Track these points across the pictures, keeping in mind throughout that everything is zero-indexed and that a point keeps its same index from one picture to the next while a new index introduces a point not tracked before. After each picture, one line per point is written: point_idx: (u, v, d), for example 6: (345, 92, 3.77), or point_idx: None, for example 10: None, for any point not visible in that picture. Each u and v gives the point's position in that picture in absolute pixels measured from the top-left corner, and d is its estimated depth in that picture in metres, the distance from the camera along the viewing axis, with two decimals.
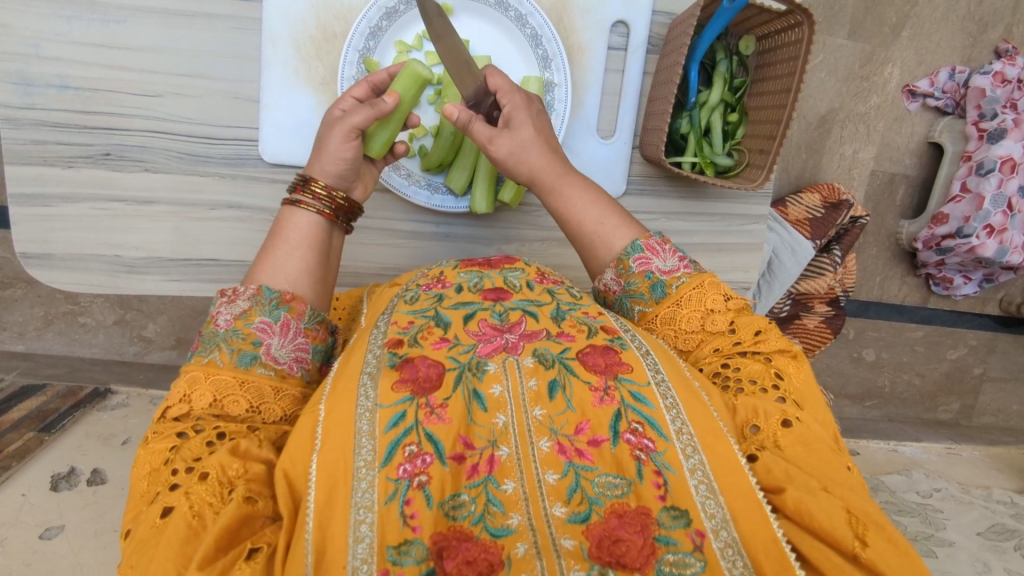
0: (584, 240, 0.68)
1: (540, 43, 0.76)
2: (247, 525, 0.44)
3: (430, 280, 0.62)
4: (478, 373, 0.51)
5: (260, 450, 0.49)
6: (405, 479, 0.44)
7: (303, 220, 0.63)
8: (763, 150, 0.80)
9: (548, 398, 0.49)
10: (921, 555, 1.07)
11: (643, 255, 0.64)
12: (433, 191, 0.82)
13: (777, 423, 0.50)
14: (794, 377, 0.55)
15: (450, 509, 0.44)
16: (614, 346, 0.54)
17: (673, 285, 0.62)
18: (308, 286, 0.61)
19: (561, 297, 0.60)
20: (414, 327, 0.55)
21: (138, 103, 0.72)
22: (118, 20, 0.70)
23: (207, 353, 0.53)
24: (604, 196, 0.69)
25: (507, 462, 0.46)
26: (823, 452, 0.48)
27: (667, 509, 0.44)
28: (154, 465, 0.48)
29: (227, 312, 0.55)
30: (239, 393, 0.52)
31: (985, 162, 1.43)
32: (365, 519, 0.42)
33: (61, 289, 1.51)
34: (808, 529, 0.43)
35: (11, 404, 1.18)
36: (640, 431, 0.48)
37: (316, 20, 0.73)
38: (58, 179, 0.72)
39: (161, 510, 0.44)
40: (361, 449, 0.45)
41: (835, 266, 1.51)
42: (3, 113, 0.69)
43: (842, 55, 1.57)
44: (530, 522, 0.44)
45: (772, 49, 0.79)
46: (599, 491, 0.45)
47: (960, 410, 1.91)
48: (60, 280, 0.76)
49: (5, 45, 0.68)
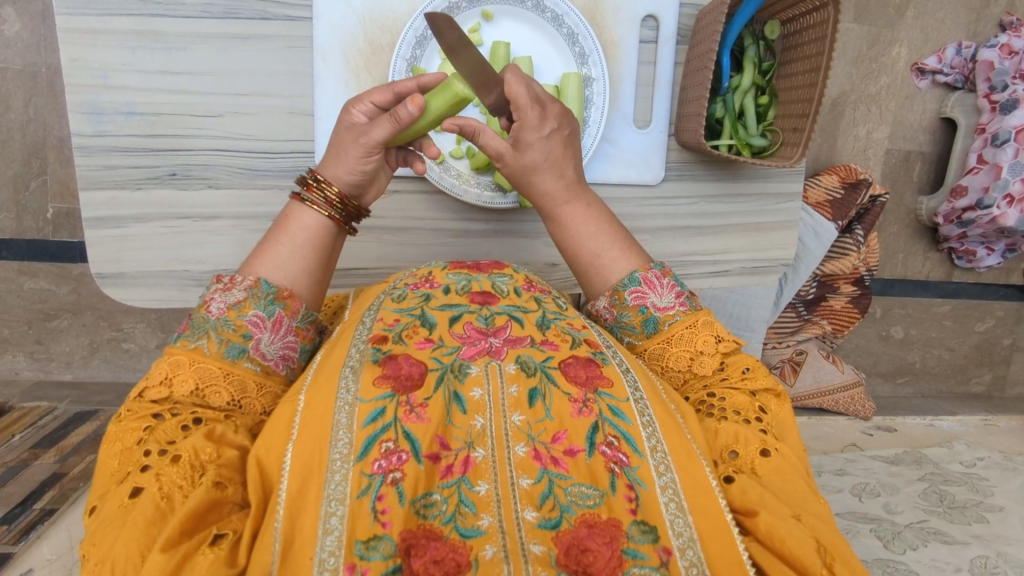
0: (580, 266, 0.71)
1: (577, 40, 0.81)
2: (214, 509, 0.46)
3: (419, 279, 0.64)
4: (459, 376, 0.53)
5: (235, 436, 0.52)
6: (379, 475, 0.46)
7: (308, 219, 0.66)
8: (797, 129, 0.84)
9: (528, 405, 0.52)
10: (972, 521, 1.09)
11: (640, 289, 0.66)
12: (483, 189, 0.86)
13: (755, 451, 0.53)
14: (775, 413, 0.59)
15: (421, 507, 0.46)
16: (595, 360, 0.56)
17: (666, 322, 0.64)
18: (302, 283, 0.64)
19: (546, 304, 0.62)
20: (399, 325, 0.58)
21: (201, 124, 0.78)
22: (179, 47, 0.76)
23: (196, 339, 0.56)
24: (608, 222, 0.72)
25: (481, 464, 0.49)
26: (798, 484, 0.52)
27: (637, 523, 0.46)
28: (126, 444, 0.51)
29: (221, 300, 0.58)
30: (222, 384, 0.55)
31: (1000, 132, 1.45)
32: (336, 511, 0.44)
33: (104, 317, 1.55)
34: (775, 553, 0.46)
35: (68, 429, 1.27)
36: (615, 445, 0.50)
37: (363, 34, 0.79)
38: (130, 201, 0.79)
39: (131, 490, 0.46)
40: (337, 441, 0.47)
41: (859, 246, 1.53)
42: (78, 141, 0.76)
43: (849, 39, 1.59)
44: (500, 524, 0.46)
45: (798, 31, 0.83)
46: (571, 500, 0.47)
47: (992, 381, 1.91)
48: (133, 297, 0.82)
49: (79, 78, 0.75)
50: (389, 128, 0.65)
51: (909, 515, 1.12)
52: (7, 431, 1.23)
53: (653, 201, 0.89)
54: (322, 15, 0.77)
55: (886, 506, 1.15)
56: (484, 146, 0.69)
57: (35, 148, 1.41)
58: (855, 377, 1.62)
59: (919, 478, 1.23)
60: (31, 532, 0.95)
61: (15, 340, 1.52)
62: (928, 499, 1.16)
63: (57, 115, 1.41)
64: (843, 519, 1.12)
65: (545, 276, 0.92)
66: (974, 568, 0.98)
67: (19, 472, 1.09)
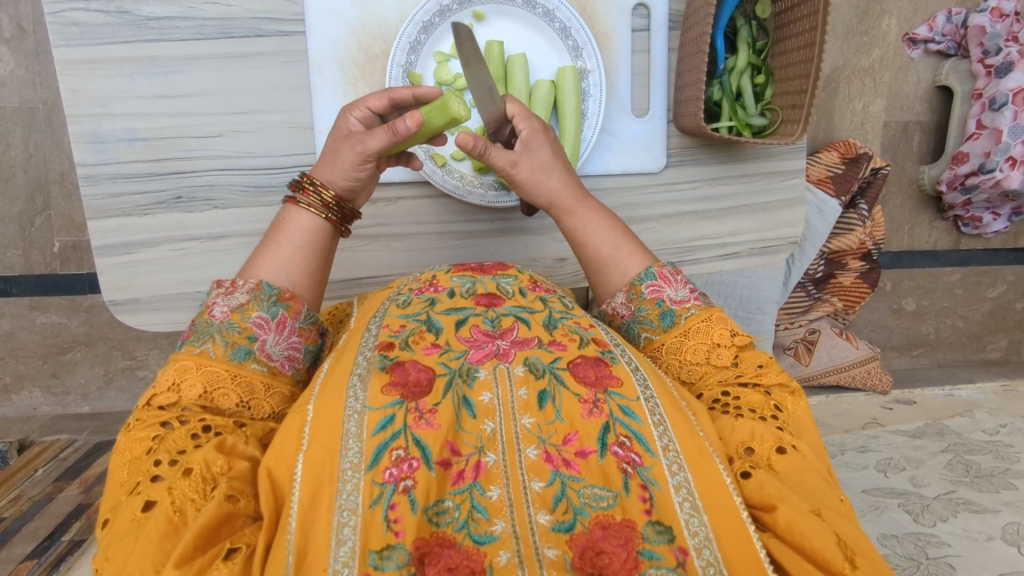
0: (601, 267, 0.70)
1: (569, 34, 0.83)
2: (227, 523, 0.46)
3: (423, 284, 0.64)
4: (468, 380, 0.53)
5: (246, 446, 0.52)
6: (391, 483, 0.46)
7: (304, 220, 0.66)
8: (796, 105, 0.84)
9: (537, 407, 0.52)
10: (999, 489, 1.08)
11: (656, 283, 0.66)
12: (486, 189, 0.86)
13: (772, 449, 0.52)
14: (792, 411, 0.58)
15: (433, 515, 0.46)
16: (604, 359, 0.56)
17: (683, 315, 0.64)
18: (305, 286, 0.64)
19: (552, 305, 0.62)
20: (405, 330, 0.57)
21: (203, 145, 0.80)
22: (175, 70, 0.78)
23: (200, 344, 0.56)
24: (617, 222, 0.72)
25: (493, 468, 0.48)
26: (815, 481, 0.51)
27: (652, 523, 0.46)
28: (135, 454, 0.51)
29: (224, 303, 0.58)
30: (229, 386, 0.55)
31: (997, 96, 1.44)
32: (348, 522, 0.44)
33: (117, 346, 1.55)
34: (797, 549, 0.45)
35: (90, 459, 1.27)
36: (627, 445, 0.50)
37: (357, 43, 0.80)
38: (137, 226, 0.80)
39: (143, 503, 0.46)
40: (348, 450, 0.47)
41: (865, 221, 1.52)
42: (83, 170, 0.78)
43: (839, 14, 1.59)
44: (514, 529, 0.46)
45: (789, 8, 0.84)
46: (585, 502, 0.47)
47: (1009, 346, 1.91)
48: (147, 321, 0.83)
49: (80, 108, 0.77)
50: (386, 139, 0.65)
51: (937, 487, 1.10)
52: (30, 466, 1.24)
53: (657, 189, 0.89)
54: (315, 29, 0.79)
55: (912, 479, 1.13)
56: (494, 160, 0.69)
57: (38, 184, 1.42)
58: (870, 352, 1.60)
59: (943, 449, 1.21)
60: (61, 563, 0.96)
61: (31, 376, 1.53)
62: (954, 470, 1.14)
63: (57, 150, 1.41)
64: (870, 496, 1.11)
65: (554, 271, 0.92)
66: (1007, 536, 0.97)
67: (45, 506, 1.10)
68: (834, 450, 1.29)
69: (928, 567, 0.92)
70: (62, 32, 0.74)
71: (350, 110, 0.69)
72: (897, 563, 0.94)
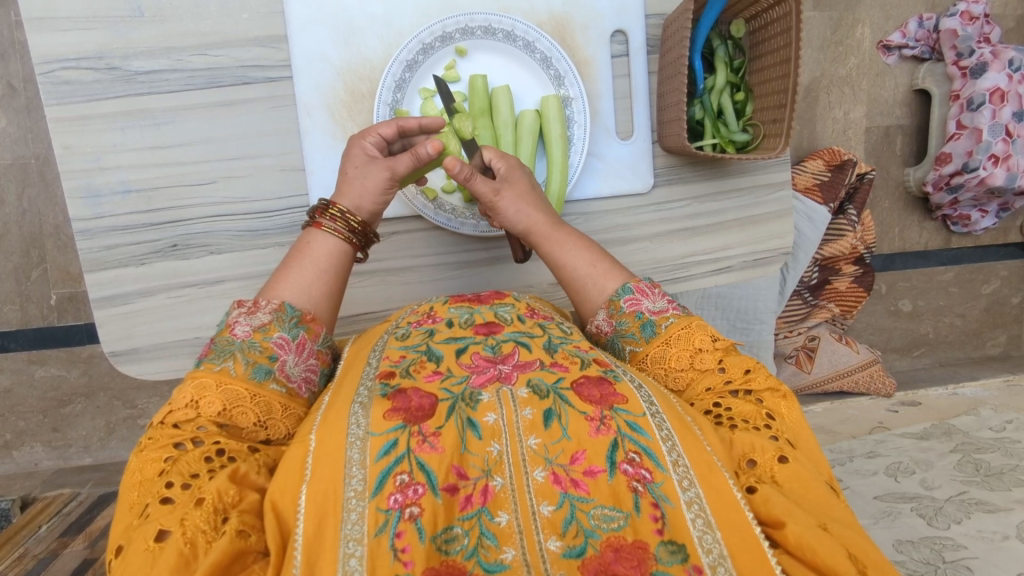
0: (576, 284, 0.72)
1: (551, 64, 0.85)
2: (238, 560, 0.44)
3: (421, 316, 0.64)
4: (471, 403, 0.53)
5: (258, 476, 0.51)
6: (396, 510, 0.45)
7: (329, 247, 0.69)
8: (776, 120, 0.86)
9: (543, 427, 0.51)
10: (1008, 487, 1.07)
11: (634, 296, 0.67)
12: (478, 220, 0.88)
13: (773, 458, 0.53)
14: (785, 417, 0.58)
15: (442, 543, 0.45)
16: (608, 377, 0.55)
17: (662, 324, 0.64)
18: (321, 308, 0.66)
19: (551, 330, 0.62)
20: (405, 360, 0.57)
21: (197, 193, 0.81)
22: (167, 121, 0.79)
23: (219, 362, 0.57)
24: (592, 244, 0.74)
25: (500, 493, 0.48)
26: (818, 490, 0.51)
27: (664, 543, 0.45)
28: (147, 475, 0.50)
29: (246, 323, 0.60)
30: (248, 404, 0.55)
31: (974, 97, 1.47)
32: (355, 552, 0.44)
33: (117, 396, 1.54)
34: (811, 565, 0.45)
35: (93, 513, 1.26)
36: (637, 461, 0.49)
37: (344, 84, 0.82)
38: (134, 276, 0.80)
39: (156, 532, 0.45)
40: (351, 479, 0.47)
41: (854, 225, 1.54)
42: (79, 225, 0.79)
43: (813, 26, 1.62)
44: (524, 557, 0.45)
45: (762, 27, 0.87)
46: (595, 523, 0.46)
47: (1008, 341, 1.91)
48: (148, 370, 0.83)
49: (75, 163, 0.78)
50: (410, 164, 0.71)
51: (948, 489, 1.09)
52: (33, 523, 1.22)
53: (647, 209, 0.91)
54: (302, 74, 0.80)
55: (923, 482, 1.13)
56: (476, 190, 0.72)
57: (33, 239, 1.43)
58: (871, 355, 1.60)
59: (951, 450, 1.20)
60: None
61: (32, 431, 1.52)
62: (964, 469, 1.13)
63: (51, 204, 1.42)
64: (882, 502, 1.11)
65: (550, 296, 0.92)
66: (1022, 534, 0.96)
67: (50, 563, 1.08)
68: (842, 457, 1.28)
69: (946, 571, 0.91)
70: (53, 91, 0.76)
71: (362, 137, 0.74)
72: (914, 569, 0.93)
